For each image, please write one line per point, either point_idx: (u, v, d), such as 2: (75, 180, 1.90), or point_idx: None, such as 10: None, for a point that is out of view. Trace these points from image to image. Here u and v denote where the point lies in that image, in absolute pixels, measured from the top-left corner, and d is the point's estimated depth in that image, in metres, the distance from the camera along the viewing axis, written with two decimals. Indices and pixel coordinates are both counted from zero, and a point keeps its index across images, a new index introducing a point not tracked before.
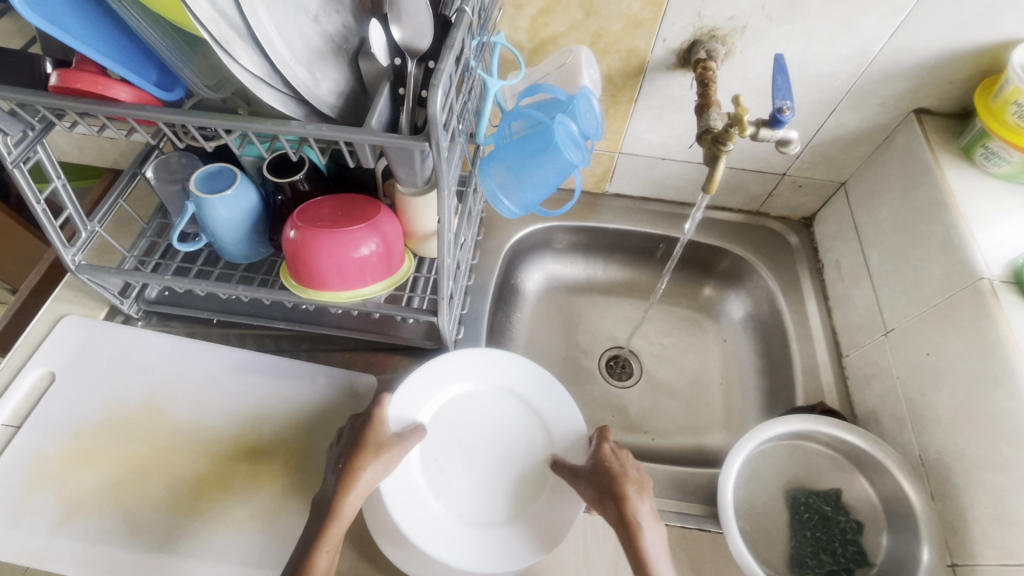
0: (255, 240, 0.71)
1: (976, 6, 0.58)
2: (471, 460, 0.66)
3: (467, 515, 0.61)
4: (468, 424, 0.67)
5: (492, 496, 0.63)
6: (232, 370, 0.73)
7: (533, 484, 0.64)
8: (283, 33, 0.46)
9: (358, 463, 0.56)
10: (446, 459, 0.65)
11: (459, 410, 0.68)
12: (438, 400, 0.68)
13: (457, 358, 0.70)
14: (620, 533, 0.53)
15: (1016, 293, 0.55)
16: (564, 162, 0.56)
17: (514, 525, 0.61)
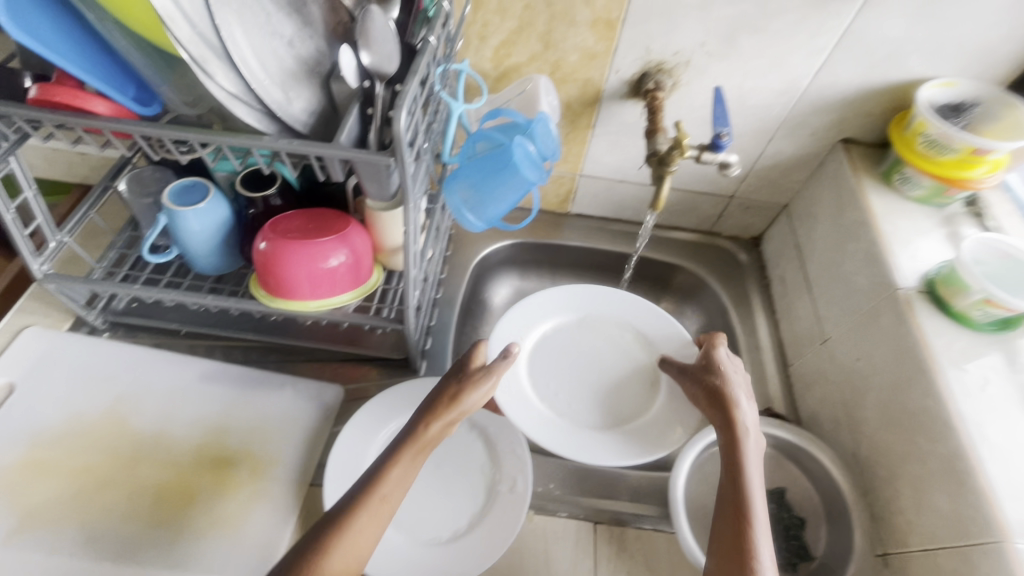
0: (226, 252, 0.73)
1: (886, 49, 0.65)
2: (585, 388, 0.77)
3: (587, 422, 0.74)
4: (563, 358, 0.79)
5: (589, 409, 0.75)
6: (198, 380, 0.74)
7: (649, 384, 0.77)
8: (259, 56, 0.50)
9: (457, 393, 0.58)
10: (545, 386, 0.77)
11: (558, 348, 0.80)
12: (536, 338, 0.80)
13: (548, 297, 0.83)
14: (726, 435, 0.57)
15: (930, 302, 0.61)
16: (522, 181, 0.61)
17: (615, 432, 0.72)
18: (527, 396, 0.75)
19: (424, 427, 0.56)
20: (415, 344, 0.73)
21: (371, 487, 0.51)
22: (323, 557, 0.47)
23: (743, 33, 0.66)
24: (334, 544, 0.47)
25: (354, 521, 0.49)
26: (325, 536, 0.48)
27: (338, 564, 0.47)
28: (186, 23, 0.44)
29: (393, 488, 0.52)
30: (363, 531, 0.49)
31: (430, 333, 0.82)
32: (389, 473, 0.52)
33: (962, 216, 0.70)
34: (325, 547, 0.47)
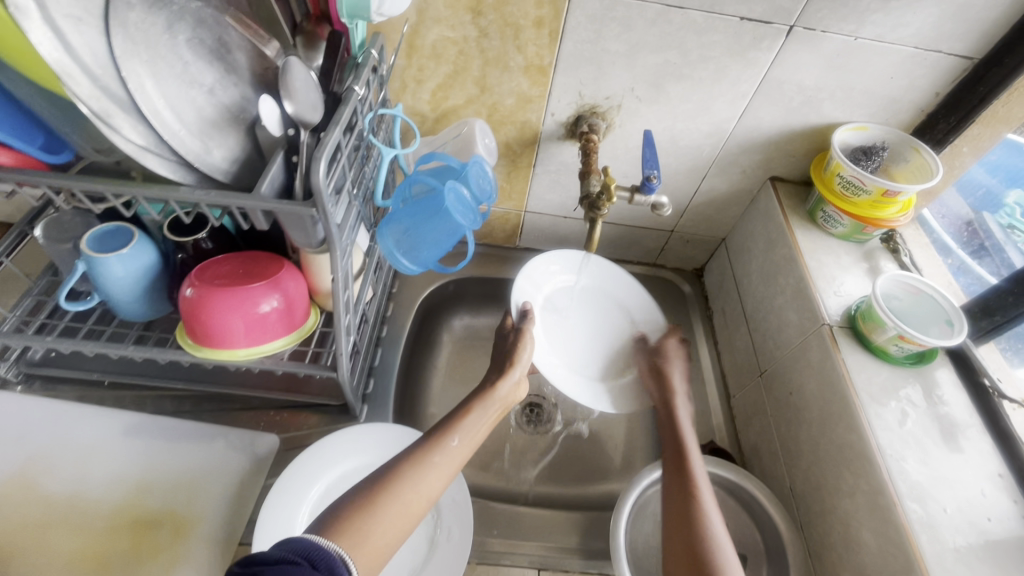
0: (154, 297, 0.70)
1: (801, 95, 0.69)
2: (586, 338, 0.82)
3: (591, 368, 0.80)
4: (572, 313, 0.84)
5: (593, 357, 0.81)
6: (119, 435, 0.69)
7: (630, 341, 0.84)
8: (174, 106, 0.49)
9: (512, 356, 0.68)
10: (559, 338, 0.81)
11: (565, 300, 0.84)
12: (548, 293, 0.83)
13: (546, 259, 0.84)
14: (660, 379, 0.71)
15: (851, 336, 0.64)
16: (454, 225, 0.61)
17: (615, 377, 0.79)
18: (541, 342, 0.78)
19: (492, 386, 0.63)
20: (351, 390, 0.71)
21: (447, 432, 0.56)
22: (397, 481, 0.50)
23: (670, 80, 0.69)
24: (412, 474, 0.51)
25: (432, 455, 0.53)
26: (407, 463, 0.52)
27: (420, 489, 0.50)
28: (86, 77, 0.42)
29: (464, 436, 0.57)
30: (439, 465, 0.53)
31: (372, 375, 0.80)
32: (464, 420, 0.58)
33: (880, 251, 0.74)
34: (399, 473, 0.51)
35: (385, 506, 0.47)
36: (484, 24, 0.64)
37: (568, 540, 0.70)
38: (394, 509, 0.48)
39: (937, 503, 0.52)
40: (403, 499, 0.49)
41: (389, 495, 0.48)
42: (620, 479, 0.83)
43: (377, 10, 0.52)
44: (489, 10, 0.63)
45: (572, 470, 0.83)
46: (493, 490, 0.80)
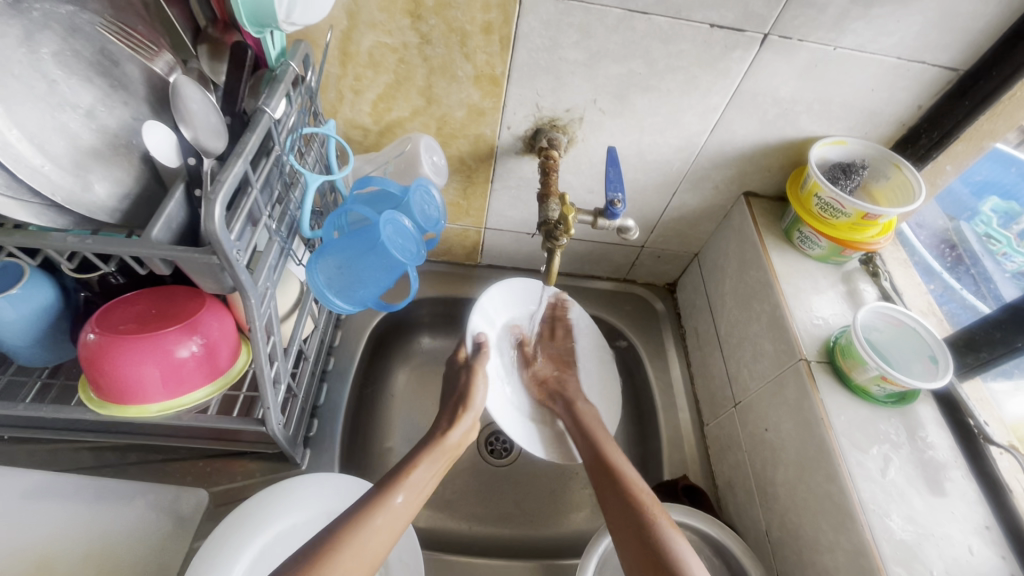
0: (56, 341, 0.61)
1: (776, 108, 0.64)
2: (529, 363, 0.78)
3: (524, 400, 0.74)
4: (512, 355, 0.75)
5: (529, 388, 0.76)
6: (21, 498, 0.61)
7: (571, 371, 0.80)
8: (35, 137, 0.41)
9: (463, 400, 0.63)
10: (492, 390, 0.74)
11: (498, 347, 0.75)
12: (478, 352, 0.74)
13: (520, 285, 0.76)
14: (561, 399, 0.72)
15: (829, 372, 0.59)
16: (393, 262, 0.54)
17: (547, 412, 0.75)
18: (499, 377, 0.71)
19: (441, 435, 0.58)
20: (286, 440, 0.63)
21: (391, 488, 0.51)
22: (338, 550, 0.45)
23: (635, 91, 0.62)
24: (351, 540, 0.46)
25: (377, 514, 0.48)
26: (347, 527, 0.46)
27: (359, 553, 0.45)
28: None
29: (411, 491, 0.51)
30: (383, 523, 0.48)
31: (316, 415, 0.73)
32: (409, 474, 0.53)
33: (859, 274, 0.70)
34: (337, 541, 0.45)
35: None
36: (425, 29, 0.57)
37: None
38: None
39: (925, 566, 0.48)
40: (343, 569, 0.44)
41: (327, 565, 0.43)
42: (589, 515, 0.77)
43: (286, 18, 0.44)
44: (429, 14, 0.55)
45: (539, 507, 0.77)
46: (452, 534, 0.73)
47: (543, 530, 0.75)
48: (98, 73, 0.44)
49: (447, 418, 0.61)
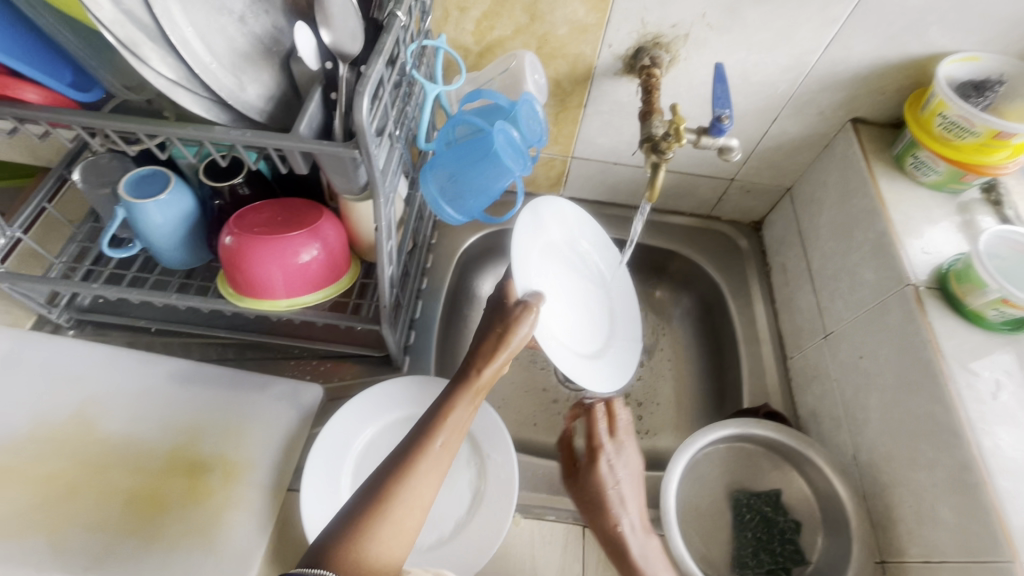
0: (193, 243, 0.68)
1: (905, 19, 0.60)
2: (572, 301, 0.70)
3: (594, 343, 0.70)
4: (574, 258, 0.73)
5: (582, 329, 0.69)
6: (168, 380, 0.70)
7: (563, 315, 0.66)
8: (202, 34, 0.44)
9: (507, 330, 0.52)
10: (618, 300, 0.79)
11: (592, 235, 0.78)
12: (595, 229, 0.79)
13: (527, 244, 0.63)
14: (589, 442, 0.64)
15: (939, 299, 0.58)
16: (503, 170, 0.56)
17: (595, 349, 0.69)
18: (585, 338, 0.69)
19: (475, 371, 0.50)
20: (393, 341, 0.69)
21: (431, 432, 0.45)
22: (389, 504, 0.40)
23: (748, 3, 0.60)
24: (396, 492, 0.41)
25: (418, 467, 0.43)
26: (393, 479, 0.42)
27: (410, 512, 0.41)
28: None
29: (453, 431, 0.46)
30: (431, 476, 0.43)
31: (413, 326, 0.79)
32: (445, 418, 0.46)
33: (978, 204, 0.66)
34: (388, 494, 0.41)
35: (373, 541, 0.39)
36: None
37: None
38: (387, 537, 0.40)
39: None
40: (392, 521, 0.40)
41: (378, 521, 0.40)
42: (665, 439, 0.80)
43: None
44: None
45: None
46: (535, 444, 0.79)
47: None
48: None
49: (456, 380, 0.49)
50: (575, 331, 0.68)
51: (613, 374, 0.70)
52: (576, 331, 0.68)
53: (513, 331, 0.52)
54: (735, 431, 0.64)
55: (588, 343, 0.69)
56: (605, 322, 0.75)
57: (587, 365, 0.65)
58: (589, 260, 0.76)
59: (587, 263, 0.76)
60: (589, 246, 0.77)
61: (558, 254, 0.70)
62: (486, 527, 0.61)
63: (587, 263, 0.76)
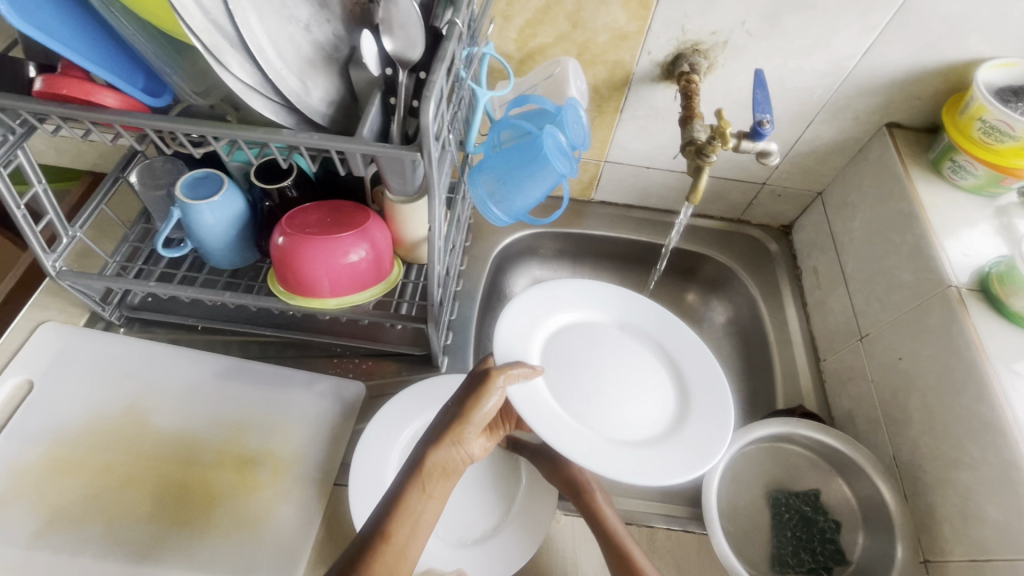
0: (242, 245, 0.70)
1: (943, 26, 0.61)
2: (596, 384, 0.62)
3: (644, 425, 0.59)
4: (592, 338, 0.66)
5: (619, 414, 0.59)
6: (217, 377, 0.72)
7: (585, 407, 0.59)
8: (274, 41, 0.46)
9: (464, 411, 0.51)
10: (672, 342, 0.67)
11: (618, 300, 0.69)
12: (618, 291, 0.70)
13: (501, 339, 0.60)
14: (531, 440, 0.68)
15: (981, 301, 0.58)
16: (551, 173, 0.58)
17: (649, 431, 0.59)
18: (626, 423, 0.59)
19: (426, 459, 0.48)
20: (436, 340, 0.71)
21: (381, 528, 0.44)
22: None
23: (788, 10, 0.61)
24: None
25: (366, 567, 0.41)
26: None
27: None
28: (198, 9, 0.40)
29: (405, 525, 0.44)
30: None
31: (451, 327, 0.80)
32: (397, 515, 0.44)
33: (1015, 208, 0.67)
34: None
35: None
36: None
37: (650, 495, 0.69)
38: None
39: None
40: None
41: None
42: None
43: None
44: None
45: None
46: None
47: None
48: None
49: (410, 468, 0.48)
50: (622, 421, 0.59)
51: (694, 450, 0.56)
52: (607, 417, 0.59)
53: (473, 406, 0.51)
54: (774, 431, 0.65)
55: (653, 426, 0.59)
56: (665, 391, 0.63)
57: (633, 455, 0.55)
58: (618, 331, 0.68)
59: (618, 335, 0.67)
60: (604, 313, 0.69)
61: (561, 341, 0.65)
62: (532, 522, 0.62)
63: (618, 335, 0.67)
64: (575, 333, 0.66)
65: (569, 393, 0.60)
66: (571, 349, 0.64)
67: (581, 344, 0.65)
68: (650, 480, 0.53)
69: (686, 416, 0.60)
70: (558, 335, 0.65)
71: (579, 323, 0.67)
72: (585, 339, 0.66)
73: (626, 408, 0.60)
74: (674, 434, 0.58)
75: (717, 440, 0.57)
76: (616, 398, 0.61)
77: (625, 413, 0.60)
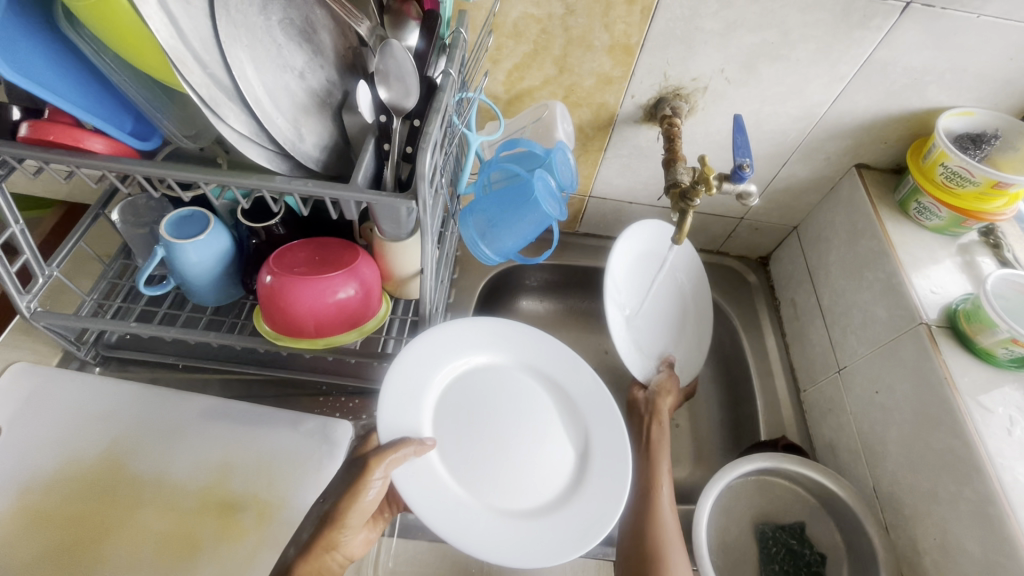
0: (227, 282, 0.69)
1: (905, 79, 0.65)
2: (489, 447, 0.60)
3: (536, 490, 0.58)
4: (486, 390, 0.63)
5: (509, 481, 0.58)
6: (198, 418, 0.69)
7: (476, 476, 0.57)
8: (269, 92, 0.47)
9: (342, 508, 0.49)
10: (565, 383, 0.64)
11: (510, 338, 0.65)
12: (507, 329, 0.65)
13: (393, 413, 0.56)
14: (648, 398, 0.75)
15: (951, 337, 0.61)
16: (541, 216, 0.59)
17: (539, 497, 0.58)
18: (519, 490, 0.58)
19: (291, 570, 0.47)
20: None
21: None
22: None
23: (764, 61, 0.65)
24: None
25: None
26: None
27: None
28: (196, 65, 0.40)
29: None
30: None
31: None
32: None
33: (977, 246, 0.71)
34: None
35: None
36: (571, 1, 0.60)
37: None
38: None
39: None
40: None
41: None
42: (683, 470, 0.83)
43: None
44: None
45: None
46: None
47: None
48: (306, 39, 0.50)
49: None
50: (521, 484, 0.58)
51: (596, 504, 0.56)
52: (500, 485, 0.57)
53: (348, 505, 0.49)
54: (758, 466, 0.66)
55: (552, 487, 0.58)
56: (560, 439, 0.62)
57: (523, 530, 0.54)
58: (510, 376, 0.64)
59: (508, 380, 0.64)
60: (502, 358, 0.65)
61: (455, 400, 0.61)
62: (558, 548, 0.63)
63: (510, 380, 0.64)
64: (470, 387, 0.62)
65: (461, 462, 0.58)
66: (465, 410, 0.61)
67: (472, 400, 0.62)
68: (539, 561, 0.52)
69: (581, 479, 0.59)
70: (450, 395, 0.61)
71: (475, 374, 0.63)
72: (477, 396, 0.62)
73: (518, 473, 0.59)
74: (575, 489, 0.58)
75: (615, 499, 0.56)
76: (510, 462, 0.59)
77: (518, 479, 0.58)
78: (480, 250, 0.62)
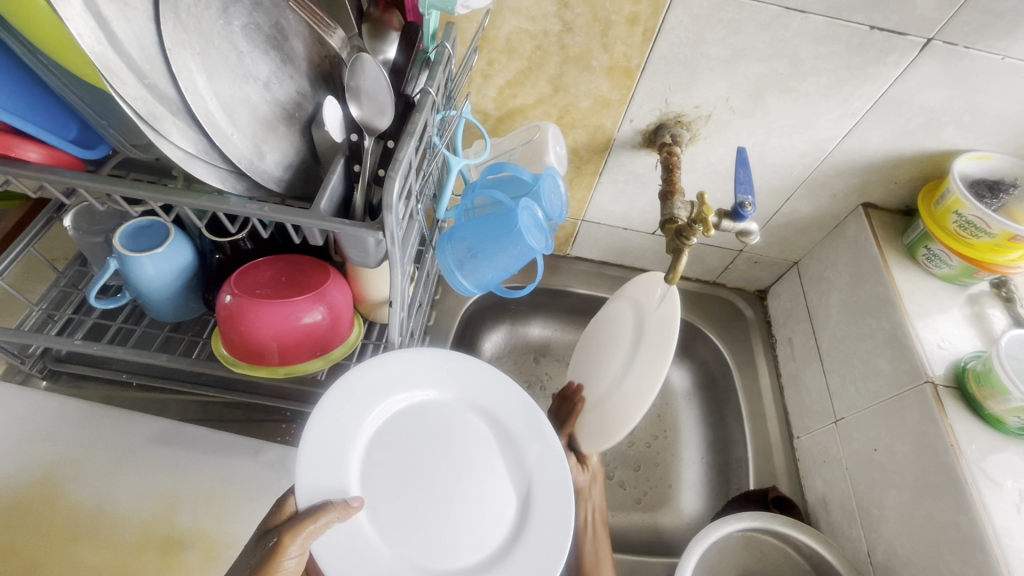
0: (187, 297, 0.64)
1: (921, 118, 0.61)
2: (420, 498, 0.52)
3: (475, 537, 0.52)
4: (416, 433, 0.55)
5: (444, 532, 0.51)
6: (149, 443, 0.64)
7: (407, 535, 0.50)
8: (224, 104, 0.42)
9: None
10: (503, 416, 0.57)
11: (437, 366, 0.57)
12: (445, 357, 0.57)
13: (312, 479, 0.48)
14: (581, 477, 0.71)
15: (957, 398, 0.57)
16: (525, 248, 0.54)
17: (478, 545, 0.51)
18: (457, 538, 0.51)
19: None
20: None
21: None
22: None
23: (772, 92, 0.61)
24: None
25: None
26: None
27: None
28: (132, 76, 0.36)
29: None
30: None
31: None
32: None
33: (987, 297, 0.67)
34: None
35: None
36: (569, 18, 0.56)
37: None
38: None
39: None
40: None
41: None
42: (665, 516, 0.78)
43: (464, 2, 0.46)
44: (578, 2, 0.54)
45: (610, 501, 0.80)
46: None
47: (623, 526, 0.78)
48: (273, 45, 0.45)
49: None
50: (458, 533, 0.51)
51: (541, 550, 0.50)
52: (435, 538, 0.51)
53: None
54: (744, 523, 0.61)
55: (493, 532, 0.52)
56: (497, 473, 0.55)
57: None
58: (444, 412, 0.57)
59: (437, 414, 0.56)
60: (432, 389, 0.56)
61: (380, 447, 0.53)
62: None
63: (448, 416, 0.57)
64: (396, 430, 0.54)
65: (390, 520, 0.50)
66: (392, 458, 0.53)
67: (399, 445, 0.54)
68: None
69: (523, 520, 0.52)
70: (376, 440, 0.53)
71: (402, 413, 0.55)
72: (408, 440, 0.54)
73: (454, 521, 0.52)
74: (519, 538, 0.51)
75: (559, 542, 0.50)
76: (445, 510, 0.52)
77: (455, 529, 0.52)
78: (456, 278, 0.58)
